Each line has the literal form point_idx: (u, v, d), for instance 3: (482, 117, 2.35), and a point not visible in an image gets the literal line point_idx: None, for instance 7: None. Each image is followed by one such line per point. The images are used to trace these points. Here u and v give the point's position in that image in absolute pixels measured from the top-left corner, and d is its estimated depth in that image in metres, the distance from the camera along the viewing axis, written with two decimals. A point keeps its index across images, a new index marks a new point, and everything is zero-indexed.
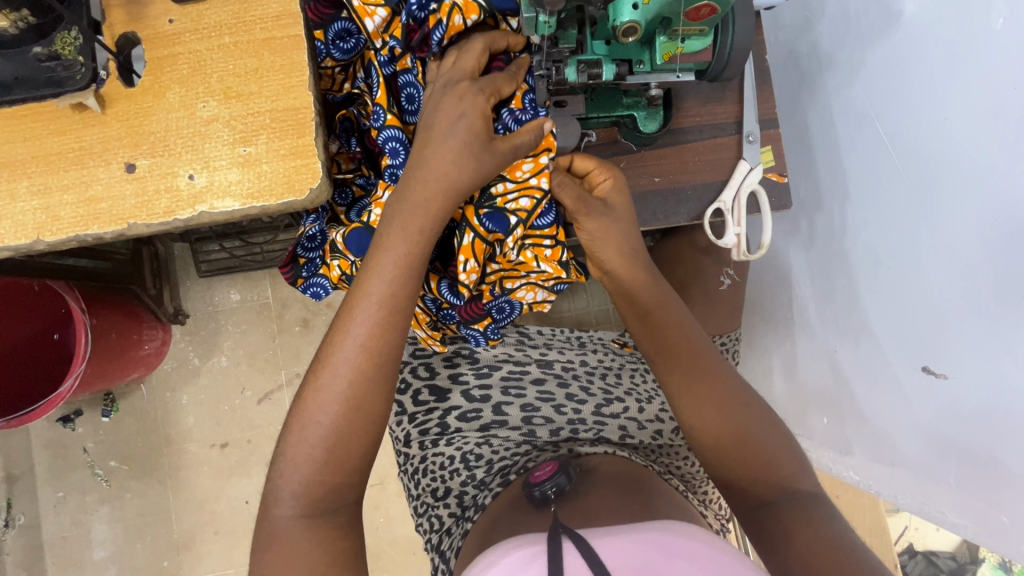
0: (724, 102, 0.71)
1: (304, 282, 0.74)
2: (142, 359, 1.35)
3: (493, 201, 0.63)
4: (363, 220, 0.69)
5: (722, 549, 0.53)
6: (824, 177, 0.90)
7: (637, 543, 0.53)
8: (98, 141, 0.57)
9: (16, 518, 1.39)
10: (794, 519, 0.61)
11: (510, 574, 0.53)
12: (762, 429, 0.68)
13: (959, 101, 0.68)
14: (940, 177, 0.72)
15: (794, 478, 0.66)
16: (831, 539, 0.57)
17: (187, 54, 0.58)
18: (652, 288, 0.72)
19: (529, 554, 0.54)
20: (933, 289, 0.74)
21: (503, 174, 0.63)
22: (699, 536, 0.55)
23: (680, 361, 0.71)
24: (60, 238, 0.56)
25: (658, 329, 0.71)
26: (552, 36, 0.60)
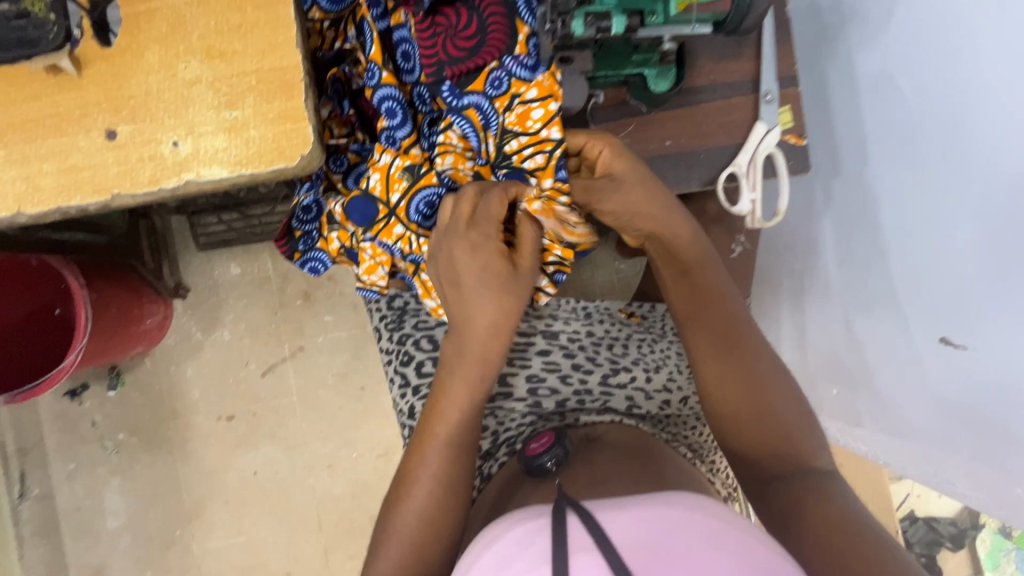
0: (740, 58, 0.67)
1: (302, 256, 0.75)
2: (145, 333, 1.33)
3: (509, 159, 0.61)
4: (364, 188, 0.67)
5: (734, 522, 0.52)
6: (843, 139, 0.86)
7: (646, 516, 0.52)
8: (76, 106, 0.54)
9: (30, 490, 1.41)
10: (810, 494, 0.60)
11: (514, 547, 0.53)
12: (785, 402, 0.66)
13: (997, 53, 0.63)
14: (971, 138, 0.67)
15: (813, 455, 0.65)
16: (846, 514, 0.57)
17: (164, 11, 0.54)
18: (697, 246, 0.69)
19: (533, 526, 0.54)
20: (960, 257, 0.70)
21: (513, 128, 0.60)
22: (711, 510, 0.53)
23: (709, 325, 0.69)
24: (43, 210, 0.54)
25: (695, 289, 0.70)
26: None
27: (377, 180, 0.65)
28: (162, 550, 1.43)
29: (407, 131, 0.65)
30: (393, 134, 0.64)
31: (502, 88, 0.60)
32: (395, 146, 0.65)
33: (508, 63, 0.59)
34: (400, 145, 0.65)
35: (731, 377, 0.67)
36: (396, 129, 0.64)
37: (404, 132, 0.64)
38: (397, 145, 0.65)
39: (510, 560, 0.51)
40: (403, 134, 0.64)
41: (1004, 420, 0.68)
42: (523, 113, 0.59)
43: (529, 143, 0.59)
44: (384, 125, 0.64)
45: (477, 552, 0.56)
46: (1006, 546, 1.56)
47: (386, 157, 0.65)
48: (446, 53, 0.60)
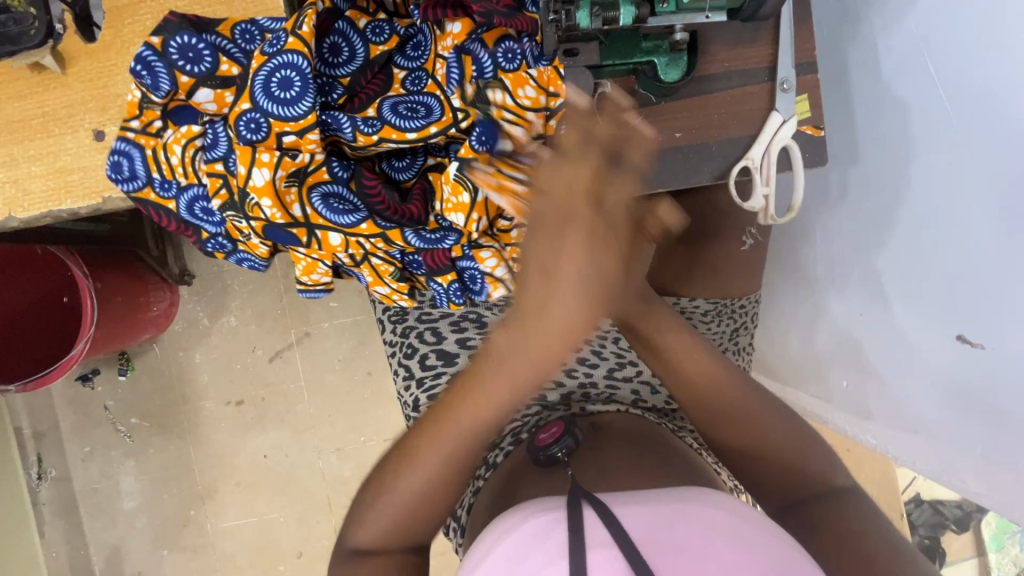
0: (756, 44, 0.63)
1: (226, 254, 0.64)
2: (153, 320, 1.32)
3: (489, 109, 0.57)
4: (260, 217, 0.55)
5: (751, 522, 0.51)
6: (863, 126, 0.81)
7: (662, 513, 0.51)
8: (63, 105, 0.55)
9: (47, 471, 1.44)
10: (831, 513, 0.64)
11: (528, 542, 0.52)
12: (792, 439, 0.69)
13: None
14: (1002, 124, 0.62)
15: (831, 474, 0.69)
16: (857, 531, 0.60)
17: (149, 3, 0.54)
18: (648, 313, 0.67)
19: (549, 520, 0.53)
20: (975, 251, 0.67)
21: (505, 82, 0.56)
22: (734, 509, 0.53)
23: (706, 402, 0.69)
24: (33, 214, 0.56)
25: (670, 359, 0.68)
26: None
27: (263, 176, 0.53)
28: (177, 530, 1.46)
29: (306, 109, 0.52)
30: (260, 114, 0.52)
31: (515, 62, 0.57)
32: (259, 134, 0.53)
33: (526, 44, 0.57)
34: (268, 129, 0.53)
35: (713, 385, 0.68)
36: (291, 107, 0.52)
37: (305, 107, 0.52)
38: (262, 131, 0.53)
39: (527, 554, 0.50)
40: (300, 114, 0.52)
41: (1013, 418, 0.66)
42: (517, 79, 0.56)
43: (539, 92, 0.57)
44: (248, 106, 0.52)
45: (492, 544, 0.55)
46: (1012, 530, 1.57)
47: (265, 174, 0.53)
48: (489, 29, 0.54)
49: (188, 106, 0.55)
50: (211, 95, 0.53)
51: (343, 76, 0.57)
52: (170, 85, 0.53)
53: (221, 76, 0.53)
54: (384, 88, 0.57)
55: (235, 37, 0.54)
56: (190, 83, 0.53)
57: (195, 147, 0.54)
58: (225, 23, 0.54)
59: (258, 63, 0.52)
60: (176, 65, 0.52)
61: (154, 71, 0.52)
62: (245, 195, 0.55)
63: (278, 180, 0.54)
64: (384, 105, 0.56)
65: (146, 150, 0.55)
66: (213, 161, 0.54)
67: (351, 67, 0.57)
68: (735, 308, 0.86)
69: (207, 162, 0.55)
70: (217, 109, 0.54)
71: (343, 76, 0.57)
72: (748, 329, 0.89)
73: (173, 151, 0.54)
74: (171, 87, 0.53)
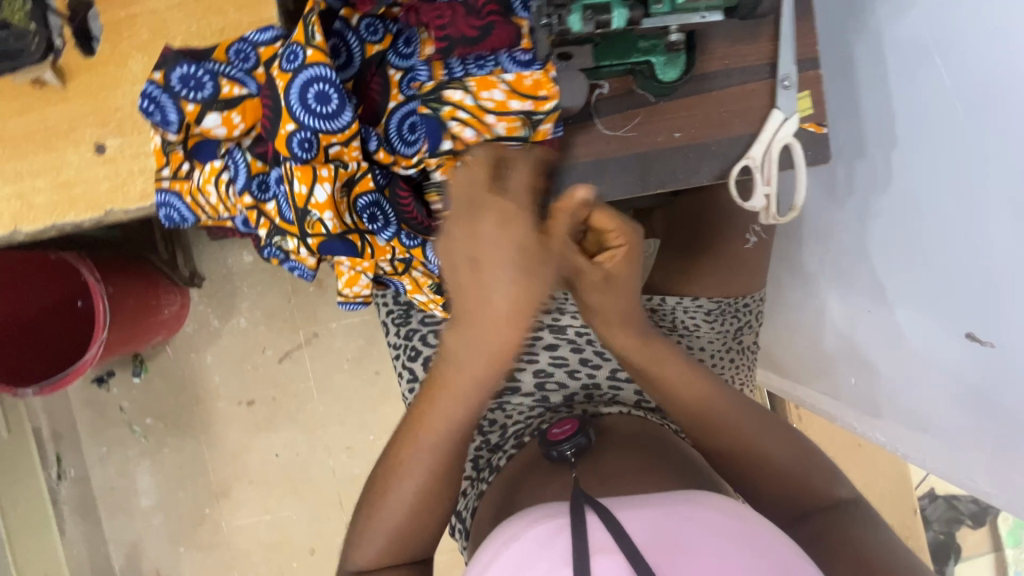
0: (757, 40, 0.62)
1: (281, 262, 0.63)
2: (165, 323, 1.34)
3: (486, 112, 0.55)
4: (324, 231, 0.53)
5: (751, 523, 0.51)
6: (868, 120, 0.80)
7: (666, 517, 0.51)
8: (64, 119, 0.56)
9: (67, 471, 1.47)
10: (832, 527, 0.66)
11: (532, 550, 0.51)
12: (784, 451, 0.71)
13: None
14: (1014, 116, 0.60)
15: (834, 487, 0.70)
16: (861, 542, 0.63)
17: (145, 15, 0.55)
18: (643, 349, 0.66)
19: (553, 527, 0.52)
20: (987, 247, 0.65)
21: (469, 84, 0.55)
22: (728, 509, 0.53)
23: (702, 427, 0.70)
24: (39, 229, 0.57)
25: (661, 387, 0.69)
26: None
27: (325, 191, 0.52)
28: (192, 528, 1.49)
29: (348, 121, 0.51)
30: (308, 132, 0.51)
31: (487, 67, 0.55)
32: (312, 152, 0.52)
33: (517, 51, 0.56)
34: (318, 145, 0.52)
35: (710, 407, 0.69)
36: (334, 120, 0.51)
37: (348, 119, 0.51)
38: (313, 149, 0.51)
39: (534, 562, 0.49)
40: (344, 125, 0.51)
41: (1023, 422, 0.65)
42: (484, 81, 0.55)
43: (509, 96, 0.55)
44: (293, 127, 0.51)
45: (495, 550, 0.54)
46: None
47: (327, 189, 0.52)
48: (458, 28, 0.54)
49: (203, 138, 0.54)
50: (220, 119, 0.52)
51: (350, 79, 0.56)
52: (177, 116, 0.52)
53: (225, 99, 0.51)
54: (385, 92, 0.56)
55: (231, 59, 0.52)
56: (196, 111, 0.52)
57: (224, 181, 0.55)
58: (219, 49, 0.53)
59: (285, 82, 0.50)
60: (179, 95, 0.51)
61: (162, 106, 0.51)
62: (304, 214, 0.53)
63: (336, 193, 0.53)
64: (391, 122, 0.56)
65: (183, 196, 0.56)
66: (243, 192, 0.55)
67: (350, 71, 0.55)
68: (739, 308, 0.86)
69: (239, 194, 0.55)
70: (228, 133, 0.53)
71: (347, 80, 0.56)
72: (753, 328, 0.88)
73: (208, 191, 0.55)
74: (179, 117, 0.52)
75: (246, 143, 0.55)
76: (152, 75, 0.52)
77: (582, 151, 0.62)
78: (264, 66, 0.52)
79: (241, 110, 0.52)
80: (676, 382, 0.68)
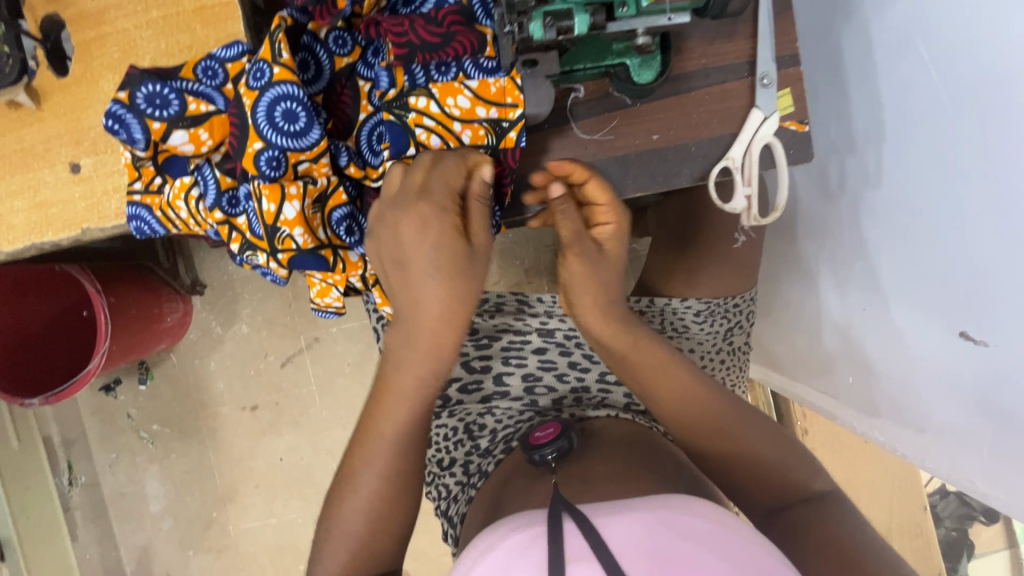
0: (734, 38, 0.61)
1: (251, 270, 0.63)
2: (168, 331, 1.35)
3: (450, 119, 0.55)
4: (295, 246, 0.54)
5: (734, 529, 0.50)
6: (858, 114, 0.78)
7: (644, 523, 0.50)
8: (39, 140, 0.60)
9: (78, 477, 1.50)
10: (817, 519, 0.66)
11: (508, 559, 0.50)
12: (779, 454, 0.70)
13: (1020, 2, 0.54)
14: (1001, 111, 0.58)
15: (814, 484, 0.69)
16: (849, 540, 0.62)
17: (115, 34, 0.59)
18: (641, 344, 0.66)
19: (529, 536, 0.52)
20: (979, 243, 0.63)
21: (433, 90, 0.55)
22: (710, 515, 0.51)
23: (701, 432, 0.68)
24: (19, 246, 0.61)
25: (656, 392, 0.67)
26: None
27: (295, 207, 0.53)
28: (200, 531, 1.51)
29: (317, 138, 0.52)
30: (276, 150, 0.51)
31: (450, 74, 0.55)
32: (280, 170, 0.52)
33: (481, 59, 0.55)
34: (286, 163, 0.52)
35: (706, 411, 0.68)
36: (302, 138, 0.51)
37: (315, 136, 0.52)
38: (282, 167, 0.52)
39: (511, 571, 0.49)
40: (313, 142, 0.52)
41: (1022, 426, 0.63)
42: (448, 87, 0.55)
43: (475, 103, 0.55)
44: (260, 145, 0.51)
45: (474, 560, 0.53)
46: None
47: (295, 206, 0.53)
48: (418, 34, 0.53)
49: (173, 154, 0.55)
50: (187, 136, 0.53)
51: (319, 93, 0.56)
52: (144, 134, 0.52)
53: (192, 116, 0.53)
54: (355, 105, 0.57)
55: (199, 77, 0.53)
56: (163, 129, 0.52)
57: (194, 197, 0.56)
58: (187, 68, 0.54)
59: (252, 100, 0.51)
60: (145, 114, 0.52)
61: (126, 124, 0.51)
62: (273, 230, 0.53)
63: (306, 209, 0.54)
64: (361, 135, 0.57)
65: (153, 210, 0.58)
66: (214, 208, 0.55)
67: (319, 85, 0.56)
68: (729, 307, 0.85)
69: (210, 209, 0.56)
70: (196, 150, 0.54)
71: (316, 94, 0.56)
72: (743, 328, 0.88)
73: (178, 206, 0.57)
74: (145, 136, 0.52)
75: (215, 159, 0.56)
76: (117, 94, 0.52)
77: (557, 155, 0.62)
78: (233, 82, 0.53)
79: (209, 127, 0.53)
80: (664, 386, 0.67)
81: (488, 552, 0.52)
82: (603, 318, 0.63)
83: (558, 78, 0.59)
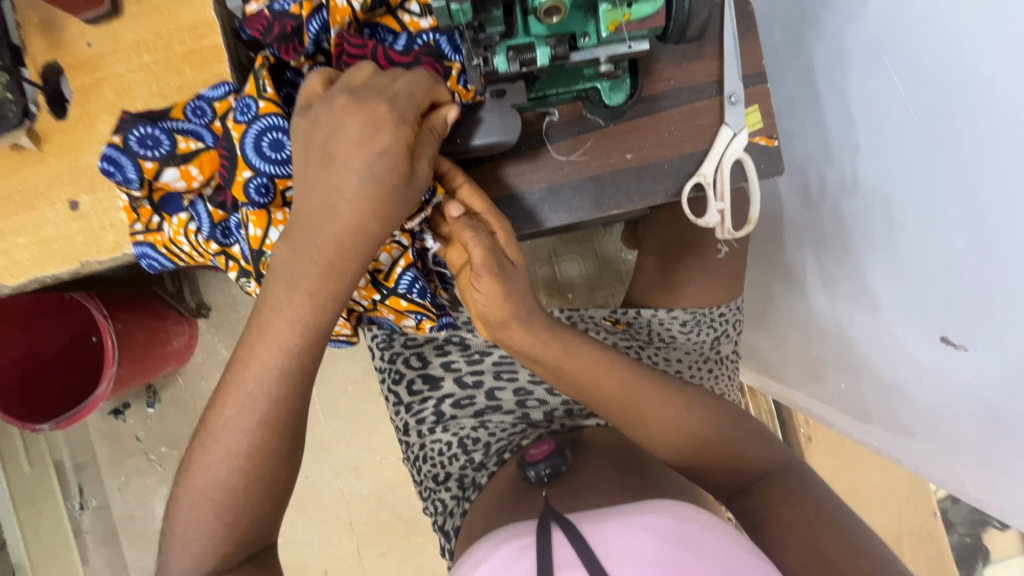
0: (702, 59, 0.63)
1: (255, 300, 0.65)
2: (174, 354, 1.37)
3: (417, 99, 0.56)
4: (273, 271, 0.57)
5: (713, 530, 0.51)
6: (834, 125, 0.80)
7: (629, 527, 0.51)
8: (41, 180, 0.63)
9: (88, 502, 1.52)
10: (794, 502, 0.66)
11: (498, 570, 0.51)
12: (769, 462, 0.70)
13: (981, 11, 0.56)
14: (970, 121, 0.59)
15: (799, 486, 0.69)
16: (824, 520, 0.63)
17: (110, 79, 0.62)
18: (601, 366, 0.68)
19: (518, 547, 0.52)
20: (951, 246, 0.65)
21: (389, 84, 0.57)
22: (692, 517, 0.53)
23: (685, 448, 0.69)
24: (22, 279, 0.64)
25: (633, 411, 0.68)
26: (474, 22, 0.53)
27: (278, 234, 0.55)
28: None
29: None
30: (265, 177, 0.54)
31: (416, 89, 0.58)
32: (268, 197, 0.55)
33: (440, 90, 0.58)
34: (274, 189, 0.55)
35: (663, 417, 0.68)
36: (286, 165, 0.54)
37: None
38: (270, 194, 0.55)
39: None
40: (296, 170, 0.55)
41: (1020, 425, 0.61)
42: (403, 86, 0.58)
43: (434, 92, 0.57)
44: (249, 173, 0.54)
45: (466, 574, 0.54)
46: None
47: (281, 232, 0.56)
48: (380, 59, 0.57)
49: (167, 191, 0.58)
50: (179, 173, 0.56)
51: None
52: (138, 174, 0.56)
53: (182, 154, 0.56)
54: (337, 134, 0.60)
55: (188, 117, 0.57)
56: (155, 167, 0.56)
57: (192, 231, 0.59)
58: (177, 108, 0.57)
59: (239, 133, 0.53)
60: (138, 154, 0.55)
61: (121, 165, 0.55)
62: (259, 254, 0.56)
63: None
64: None
65: (157, 247, 0.60)
66: (209, 240, 0.58)
67: None
68: (715, 317, 0.86)
69: (207, 241, 0.59)
70: (188, 185, 0.57)
71: None
72: (731, 337, 0.89)
73: (180, 241, 0.59)
74: (139, 175, 0.56)
75: (208, 193, 0.59)
76: (112, 138, 0.55)
77: (534, 177, 0.64)
78: (221, 119, 0.56)
79: (199, 162, 0.56)
80: (634, 402, 0.68)
81: (478, 565, 0.53)
82: (528, 330, 0.64)
83: (532, 104, 0.61)
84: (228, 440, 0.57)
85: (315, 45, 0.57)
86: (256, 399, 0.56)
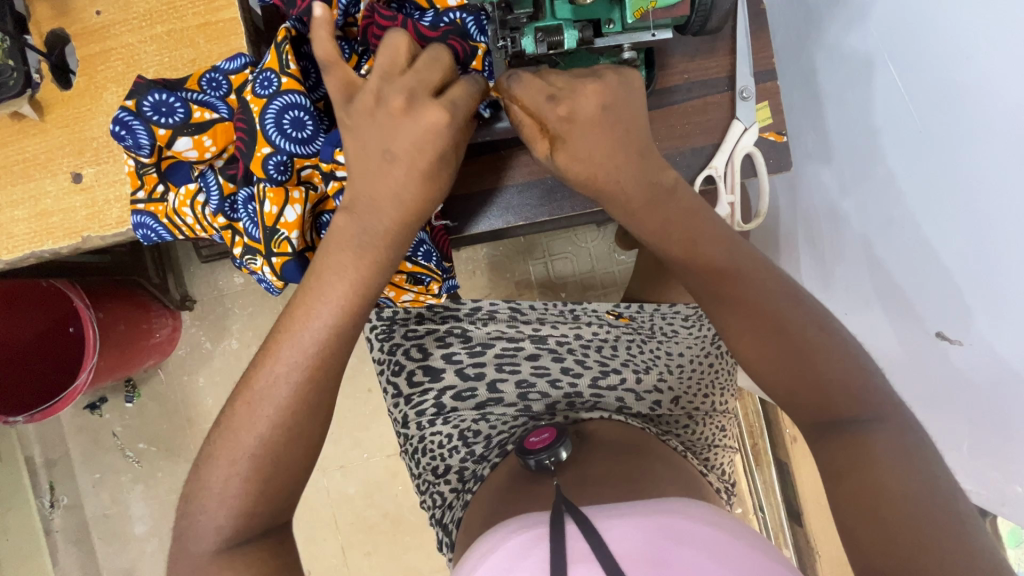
0: (715, 54, 0.64)
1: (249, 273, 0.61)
2: (156, 346, 1.33)
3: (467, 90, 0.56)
4: (291, 250, 0.55)
5: (730, 531, 0.52)
6: (835, 126, 0.82)
7: (640, 528, 0.51)
8: (41, 151, 0.61)
9: (59, 499, 1.46)
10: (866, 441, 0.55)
11: (510, 560, 0.51)
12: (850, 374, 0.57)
13: (992, 16, 0.57)
14: (975, 123, 0.61)
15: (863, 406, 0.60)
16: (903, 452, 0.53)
17: (119, 49, 0.61)
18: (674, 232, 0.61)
19: (530, 537, 0.52)
20: (952, 246, 0.66)
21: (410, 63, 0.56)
22: (706, 519, 0.53)
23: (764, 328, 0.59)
24: (18, 254, 0.61)
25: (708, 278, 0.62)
26: (504, 2, 0.54)
27: (296, 212, 0.54)
28: None
29: (320, 146, 0.55)
30: (284, 155, 0.53)
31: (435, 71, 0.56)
32: (287, 174, 0.54)
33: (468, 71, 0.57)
34: (293, 168, 0.54)
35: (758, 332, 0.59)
36: (309, 145, 0.54)
37: (322, 145, 0.55)
38: (289, 171, 0.54)
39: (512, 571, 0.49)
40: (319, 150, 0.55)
41: (1014, 417, 0.63)
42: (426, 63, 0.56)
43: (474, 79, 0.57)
44: (269, 149, 0.53)
45: (474, 562, 0.54)
46: None
47: (297, 209, 0.55)
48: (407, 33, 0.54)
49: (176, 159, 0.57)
50: (191, 143, 0.55)
51: (323, 99, 0.57)
52: (149, 140, 0.54)
53: (196, 123, 0.55)
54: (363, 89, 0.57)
55: (204, 88, 0.56)
56: (167, 135, 0.55)
57: (199, 203, 0.57)
58: (192, 79, 0.56)
59: (260, 107, 0.52)
60: (150, 121, 0.54)
61: (133, 131, 0.54)
62: (272, 232, 0.54)
63: (306, 213, 0.56)
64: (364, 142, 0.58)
65: (159, 217, 0.58)
66: (216, 213, 0.57)
67: (320, 92, 0.57)
68: None
69: (213, 214, 0.57)
70: (199, 155, 0.56)
71: (318, 100, 0.57)
72: None
73: (184, 213, 0.58)
74: (151, 142, 0.55)
75: (219, 165, 0.57)
76: (123, 103, 0.54)
77: None
78: (236, 92, 0.55)
79: (212, 133, 0.55)
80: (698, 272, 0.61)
81: (489, 554, 0.52)
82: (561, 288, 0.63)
83: None
84: (235, 421, 0.55)
85: (344, 17, 0.55)
86: (267, 379, 0.55)
